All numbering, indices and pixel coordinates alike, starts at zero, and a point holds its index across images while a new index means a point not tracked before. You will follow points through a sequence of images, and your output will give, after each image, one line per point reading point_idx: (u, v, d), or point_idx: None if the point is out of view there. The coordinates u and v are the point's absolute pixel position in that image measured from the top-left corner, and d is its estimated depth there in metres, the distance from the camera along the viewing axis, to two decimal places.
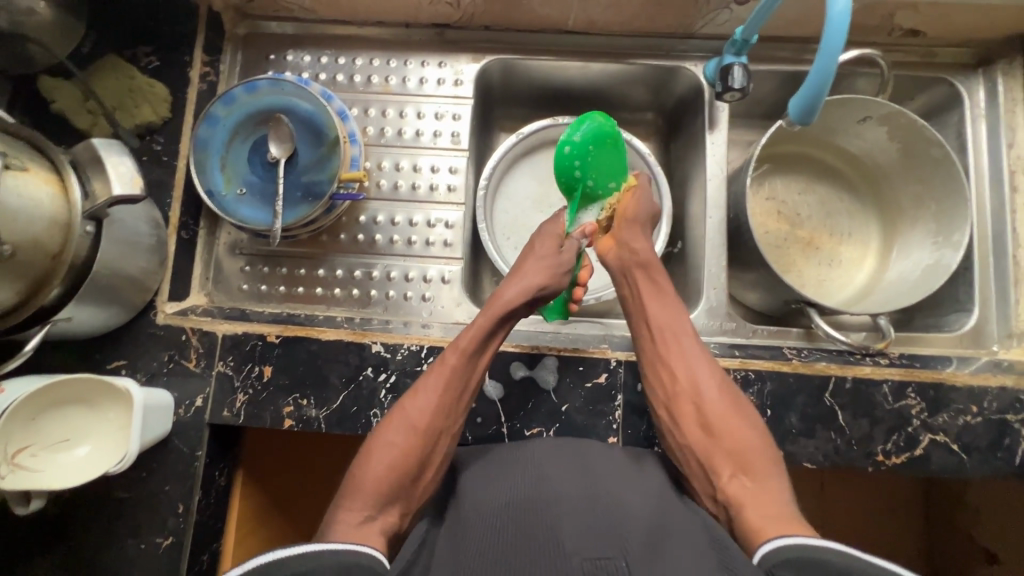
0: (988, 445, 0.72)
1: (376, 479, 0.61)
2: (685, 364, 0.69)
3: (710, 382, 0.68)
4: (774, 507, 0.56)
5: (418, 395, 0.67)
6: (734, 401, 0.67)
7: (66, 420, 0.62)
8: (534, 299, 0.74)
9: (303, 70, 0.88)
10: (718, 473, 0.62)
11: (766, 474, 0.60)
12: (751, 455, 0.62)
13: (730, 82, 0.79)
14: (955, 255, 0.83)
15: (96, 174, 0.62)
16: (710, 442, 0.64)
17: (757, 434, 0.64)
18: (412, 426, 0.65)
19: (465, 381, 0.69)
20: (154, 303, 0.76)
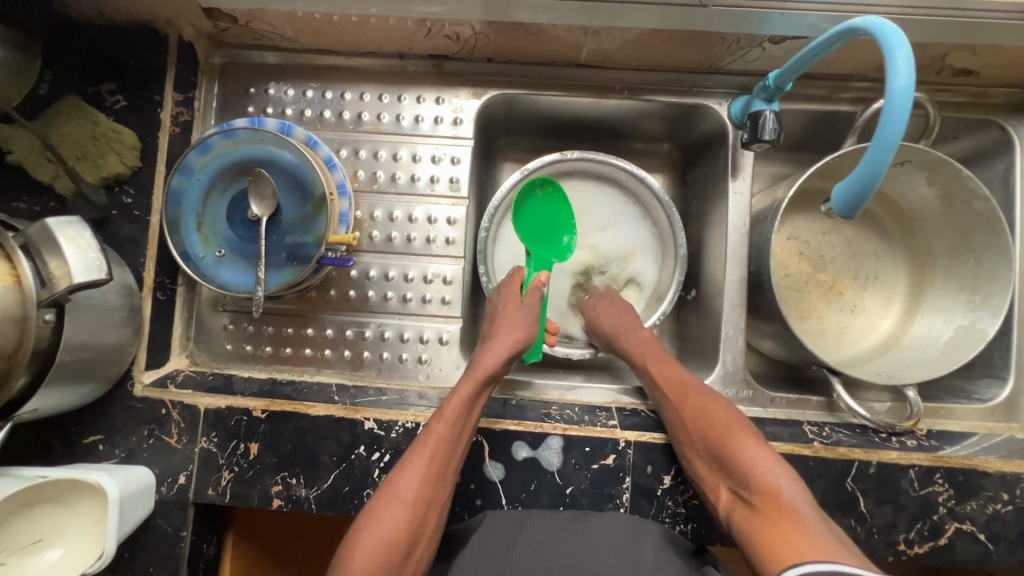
0: (1016, 535, 0.68)
1: (366, 560, 0.58)
2: (676, 397, 0.71)
3: (694, 408, 0.68)
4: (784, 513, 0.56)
5: (404, 469, 0.64)
6: (726, 414, 0.67)
7: (36, 521, 0.58)
8: (514, 355, 0.73)
9: (287, 106, 0.80)
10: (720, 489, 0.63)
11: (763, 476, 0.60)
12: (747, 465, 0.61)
13: (760, 132, 0.70)
14: (993, 322, 0.77)
15: (51, 254, 0.55)
16: (706, 464, 0.65)
17: (754, 442, 0.63)
18: (400, 502, 0.61)
19: (454, 448, 0.66)
20: (130, 373, 0.71)
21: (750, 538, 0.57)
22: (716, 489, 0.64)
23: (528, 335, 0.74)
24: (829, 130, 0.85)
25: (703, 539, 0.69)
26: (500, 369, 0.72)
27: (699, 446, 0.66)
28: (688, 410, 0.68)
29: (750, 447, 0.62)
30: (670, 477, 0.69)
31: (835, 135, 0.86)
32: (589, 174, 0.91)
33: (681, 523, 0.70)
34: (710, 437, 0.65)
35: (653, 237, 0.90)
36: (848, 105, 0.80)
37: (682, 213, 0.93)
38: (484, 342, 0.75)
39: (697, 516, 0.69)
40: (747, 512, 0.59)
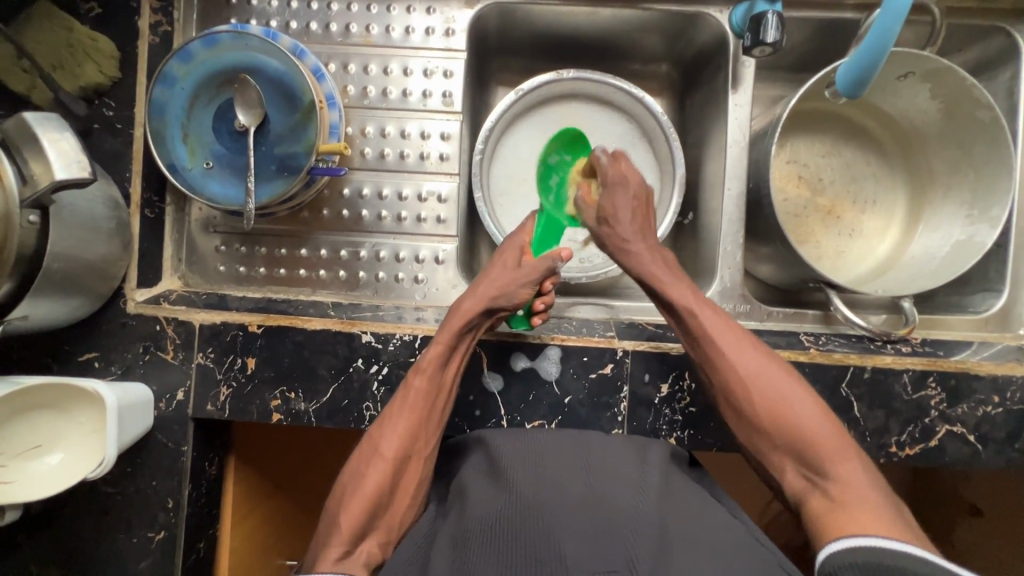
0: (1006, 436, 0.70)
1: (353, 514, 0.58)
2: (727, 356, 0.64)
3: (751, 372, 0.63)
4: (855, 500, 0.54)
5: (385, 424, 0.64)
6: (772, 377, 0.63)
7: (35, 426, 0.58)
8: (495, 308, 0.69)
9: (271, 17, 0.76)
10: (781, 467, 0.61)
11: (836, 460, 0.57)
12: (815, 444, 0.59)
13: (761, 34, 0.68)
14: (991, 233, 0.76)
15: (31, 153, 0.53)
16: (778, 449, 0.61)
17: (820, 420, 0.60)
18: (382, 458, 0.62)
19: (434, 400, 0.66)
20: (122, 291, 0.70)
21: (812, 515, 0.56)
22: (779, 468, 0.61)
23: (513, 290, 0.69)
24: (833, 41, 0.82)
25: (699, 445, 0.70)
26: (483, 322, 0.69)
27: (756, 422, 0.62)
28: (743, 377, 0.63)
29: (806, 417, 0.60)
30: (668, 385, 0.70)
31: (839, 48, 0.83)
32: (587, 95, 0.89)
33: (678, 431, 0.71)
34: (767, 413, 0.61)
35: (652, 161, 0.89)
36: (853, 12, 0.77)
37: (681, 134, 0.91)
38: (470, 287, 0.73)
39: (694, 423, 0.70)
40: (815, 496, 0.57)
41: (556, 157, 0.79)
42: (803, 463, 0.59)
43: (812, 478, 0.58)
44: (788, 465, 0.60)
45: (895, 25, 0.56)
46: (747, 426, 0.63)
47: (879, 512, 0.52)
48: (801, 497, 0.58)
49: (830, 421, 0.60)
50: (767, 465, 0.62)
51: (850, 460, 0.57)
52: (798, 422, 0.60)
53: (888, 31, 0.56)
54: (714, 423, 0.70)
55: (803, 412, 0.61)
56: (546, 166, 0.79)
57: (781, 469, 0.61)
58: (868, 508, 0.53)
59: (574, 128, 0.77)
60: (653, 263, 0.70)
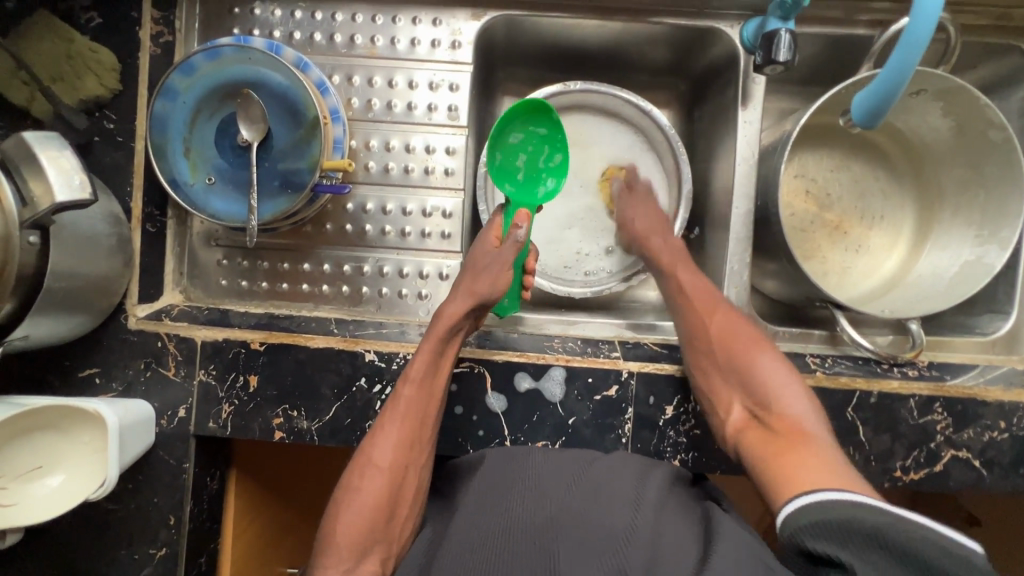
0: (1011, 461, 0.69)
1: (351, 532, 0.60)
2: (702, 310, 0.71)
3: (724, 328, 0.69)
4: (802, 438, 0.58)
5: (377, 435, 0.64)
6: (743, 332, 0.69)
7: (36, 448, 0.57)
8: (481, 310, 0.70)
9: (275, 28, 0.75)
10: (728, 408, 0.65)
11: (784, 401, 0.63)
12: (766, 387, 0.64)
13: (774, 53, 0.67)
14: (1000, 256, 0.76)
15: (31, 173, 0.52)
16: (734, 393, 0.65)
17: (775, 371, 0.65)
18: (376, 473, 0.62)
19: (427, 409, 0.65)
20: (123, 307, 0.69)
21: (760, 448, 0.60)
22: (727, 409, 0.65)
23: (493, 284, 0.69)
24: (845, 57, 0.81)
25: (703, 468, 0.70)
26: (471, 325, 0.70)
27: (717, 367, 0.67)
28: (712, 328, 0.69)
29: (769, 369, 0.65)
30: (673, 408, 0.69)
31: (851, 63, 0.82)
32: (594, 107, 0.87)
33: (682, 452, 0.71)
34: (731, 359, 0.67)
35: (658, 173, 0.88)
36: (866, 29, 0.76)
37: (688, 148, 0.90)
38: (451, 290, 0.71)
39: (698, 446, 0.70)
40: (761, 433, 0.61)
41: (519, 135, 0.73)
42: (753, 406, 0.64)
43: (757, 416, 0.63)
44: (736, 401, 0.65)
45: (912, 58, 0.55)
46: (708, 370, 0.68)
47: (822, 454, 0.55)
48: (741, 432, 0.63)
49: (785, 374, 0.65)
50: (717, 407, 0.66)
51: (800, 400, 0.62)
52: (759, 370, 0.65)
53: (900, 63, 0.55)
54: (718, 446, 0.70)
55: (763, 365, 0.65)
56: (508, 147, 0.73)
57: (728, 409, 0.65)
58: (818, 449, 0.56)
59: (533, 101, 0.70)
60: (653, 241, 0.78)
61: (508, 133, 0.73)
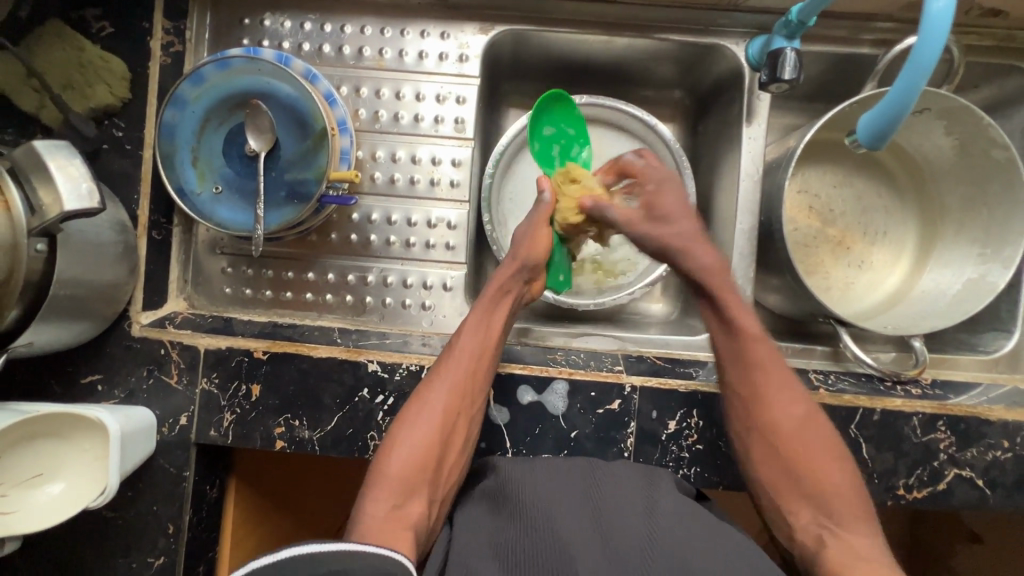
0: (1014, 481, 0.69)
1: (402, 469, 0.61)
2: (771, 394, 0.66)
3: (794, 422, 0.65)
4: (866, 551, 0.56)
5: (431, 385, 0.65)
6: (815, 435, 0.64)
7: (36, 455, 0.57)
8: (532, 269, 0.71)
9: (284, 39, 0.76)
10: (794, 511, 0.63)
11: (851, 518, 0.60)
12: (826, 489, 0.62)
13: (779, 71, 0.68)
14: (1004, 274, 0.76)
15: (41, 181, 0.53)
16: (792, 490, 0.63)
17: (845, 475, 0.62)
18: (431, 416, 0.63)
19: (479, 361, 0.67)
20: (127, 314, 0.69)
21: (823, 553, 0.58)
22: (794, 512, 0.63)
23: (534, 249, 0.70)
24: (849, 75, 0.82)
25: (705, 483, 0.70)
26: (520, 288, 0.71)
27: (785, 464, 0.64)
28: (785, 419, 0.65)
29: (832, 471, 0.62)
30: (675, 422, 0.69)
31: (855, 81, 0.83)
32: (599, 121, 0.88)
33: (684, 467, 0.70)
34: (793, 457, 0.64)
35: None
36: (870, 48, 0.77)
37: (692, 162, 0.90)
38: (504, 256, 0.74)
39: (700, 461, 0.69)
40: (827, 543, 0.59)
41: (552, 127, 0.75)
42: (820, 514, 0.61)
43: (825, 524, 0.61)
44: (805, 508, 0.62)
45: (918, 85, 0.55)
46: (775, 469, 0.64)
47: (886, 564, 0.55)
48: (806, 542, 0.61)
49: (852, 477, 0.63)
50: (783, 508, 0.64)
51: (861, 518, 0.60)
52: (823, 471, 0.63)
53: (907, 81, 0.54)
54: (720, 461, 0.69)
55: (824, 459, 0.63)
56: (547, 139, 0.74)
57: (796, 513, 0.63)
58: (874, 558, 0.55)
59: (558, 93, 0.72)
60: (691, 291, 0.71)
61: (543, 126, 0.74)
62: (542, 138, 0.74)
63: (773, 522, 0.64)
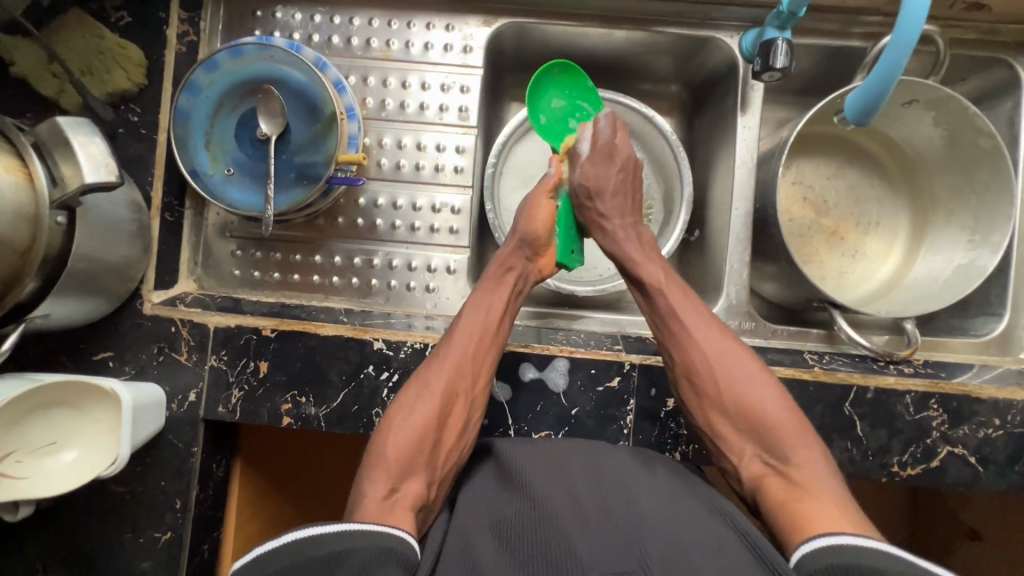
0: (1006, 458, 0.70)
1: (399, 448, 0.61)
2: (696, 336, 0.66)
3: (719, 357, 0.65)
4: (816, 483, 0.57)
5: (432, 365, 0.67)
6: (743, 370, 0.65)
7: (50, 424, 0.58)
8: (532, 250, 0.73)
9: (295, 30, 0.79)
10: (740, 453, 0.63)
11: (794, 446, 0.60)
12: (765, 424, 0.62)
13: (771, 60, 0.71)
14: (993, 258, 0.78)
15: (63, 156, 0.55)
16: (728, 425, 0.64)
17: (784, 408, 0.62)
18: (431, 395, 0.64)
19: (481, 339, 0.68)
20: (140, 292, 0.71)
21: (772, 499, 0.58)
22: (739, 454, 0.63)
23: (535, 224, 0.73)
24: (840, 68, 0.84)
25: (703, 460, 0.71)
26: (523, 266, 0.73)
27: (722, 406, 0.64)
28: (712, 361, 0.65)
29: (769, 405, 0.63)
30: (674, 400, 0.71)
31: (845, 74, 0.85)
32: None
33: (683, 445, 0.72)
34: (729, 396, 0.64)
35: (661, 177, 0.91)
36: (859, 41, 0.80)
37: (688, 152, 0.93)
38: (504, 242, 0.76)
39: (698, 438, 0.71)
40: (777, 483, 0.59)
41: (559, 100, 0.77)
42: (763, 451, 0.62)
43: (773, 464, 0.61)
44: (748, 451, 0.63)
45: (896, 66, 0.58)
46: (713, 412, 0.65)
47: (836, 497, 0.55)
48: (759, 482, 0.61)
49: (789, 406, 0.63)
50: (727, 451, 0.64)
51: (807, 447, 0.60)
52: (758, 405, 0.63)
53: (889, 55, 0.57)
54: None
55: (759, 394, 0.63)
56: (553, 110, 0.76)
57: (741, 454, 0.63)
58: (825, 493, 0.56)
59: (560, 63, 0.75)
60: (630, 243, 0.72)
61: (547, 97, 0.76)
62: (548, 109, 0.76)
63: (724, 467, 0.65)
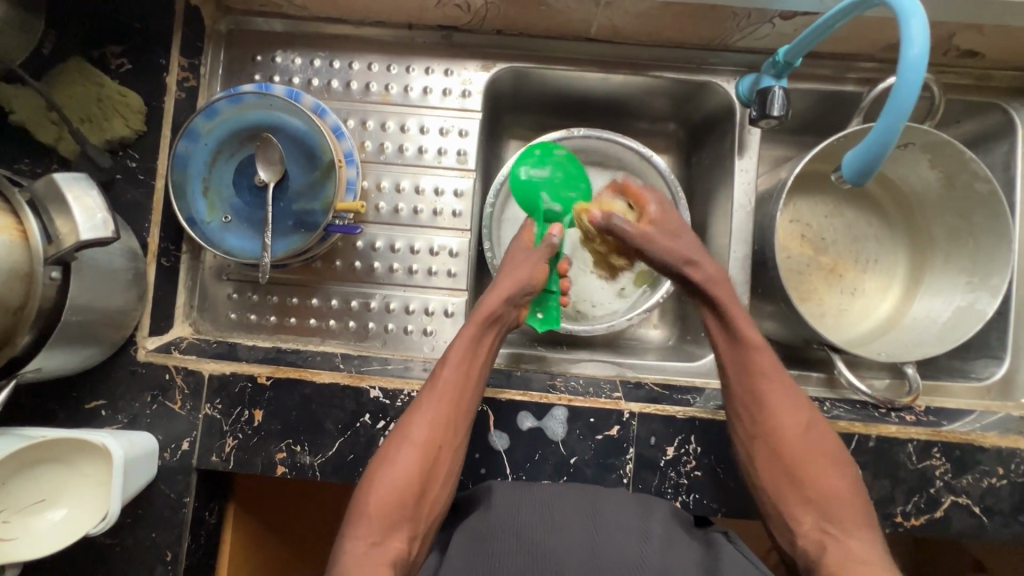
0: (1010, 508, 0.69)
1: (380, 503, 0.61)
2: (768, 412, 0.69)
3: (797, 429, 0.68)
4: (871, 555, 0.58)
5: (414, 414, 0.66)
6: (820, 442, 0.67)
7: (38, 482, 0.57)
8: (519, 297, 0.73)
9: (294, 74, 0.79)
10: (799, 519, 0.64)
11: (855, 524, 0.61)
12: (836, 498, 0.63)
13: (768, 107, 0.71)
14: (991, 303, 0.78)
15: (57, 211, 0.54)
16: (792, 491, 0.65)
17: (845, 480, 0.64)
18: (412, 446, 0.64)
19: (462, 389, 0.68)
20: (134, 339, 0.70)
21: (825, 562, 0.59)
22: (797, 519, 0.65)
23: (530, 275, 0.73)
24: (836, 111, 0.85)
25: (704, 510, 0.70)
26: (510, 311, 0.73)
27: (788, 472, 0.66)
28: (783, 438, 0.67)
29: (839, 482, 0.64)
30: (673, 448, 0.70)
31: (840, 117, 0.86)
32: (597, 154, 0.90)
33: (683, 494, 0.71)
34: (795, 464, 0.66)
35: None
36: (854, 86, 0.81)
37: (686, 191, 0.93)
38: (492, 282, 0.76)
39: (699, 488, 0.70)
40: (831, 547, 0.60)
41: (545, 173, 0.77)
42: (824, 521, 0.63)
43: (829, 531, 0.62)
44: (807, 517, 0.64)
45: (898, 122, 0.56)
46: (777, 475, 0.66)
47: (882, 561, 0.57)
48: (810, 546, 0.62)
49: (852, 481, 0.65)
50: (787, 517, 0.65)
51: (867, 526, 0.61)
52: (826, 478, 0.64)
53: (899, 128, 0.56)
54: (718, 488, 0.70)
55: (839, 478, 0.64)
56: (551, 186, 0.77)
57: (799, 520, 0.65)
58: (876, 562, 0.57)
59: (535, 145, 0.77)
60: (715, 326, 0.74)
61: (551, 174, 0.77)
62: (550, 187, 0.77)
63: (776, 529, 0.66)
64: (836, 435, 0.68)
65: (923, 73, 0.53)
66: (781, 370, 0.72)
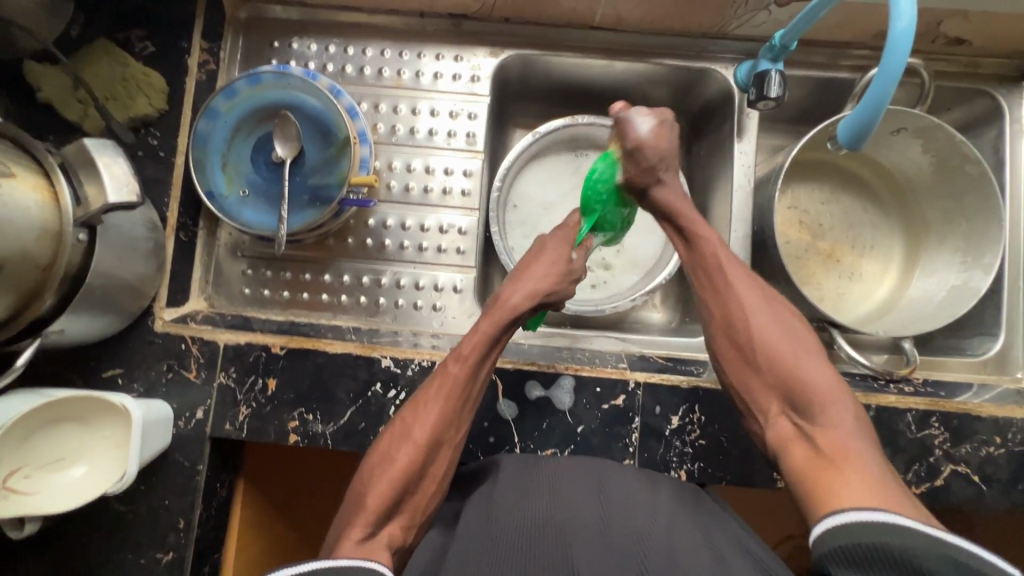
0: (1009, 476, 0.71)
1: (379, 493, 0.57)
2: (726, 294, 0.68)
3: (751, 311, 0.66)
4: (849, 449, 0.54)
5: (419, 407, 0.64)
6: (778, 330, 0.64)
7: (58, 440, 0.59)
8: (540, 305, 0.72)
9: (310, 60, 0.82)
10: (769, 413, 0.62)
11: (828, 408, 0.58)
12: (806, 388, 0.60)
13: (766, 89, 0.74)
14: (985, 280, 0.80)
15: (88, 176, 0.56)
16: (759, 382, 0.63)
17: (823, 369, 0.61)
18: (416, 439, 0.61)
19: (471, 387, 0.66)
20: (151, 310, 0.72)
21: (794, 461, 0.57)
22: (769, 415, 0.62)
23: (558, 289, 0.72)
24: (831, 99, 0.88)
25: (709, 479, 0.71)
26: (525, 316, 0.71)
27: (751, 361, 0.64)
28: (747, 317, 0.66)
29: (815, 372, 0.60)
30: (678, 418, 0.71)
31: (835, 105, 0.89)
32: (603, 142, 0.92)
33: (688, 463, 0.72)
34: (763, 349, 0.64)
35: None
36: (848, 73, 0.84)
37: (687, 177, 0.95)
38: (507, 282, 0.74)
39: (704, 456, 0.71)
40: (804, 449, 0.57)
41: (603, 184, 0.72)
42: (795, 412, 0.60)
43: (800, 424, 0.59)
44: (778, 409, 0.62)
45: (890, 87, 0.59)
46: (737, 365, 0.65)
47: (864, 464, 0.53)
48: (785, 443, 0.59)
49: (830, 371, 0.61)
50: (757, 412, 0.63)
51: (843, 410, 0.57)
52: (798, 366, 0.61)
53: (891, 92, 0.59)
54: (723, 456, 0.71)
55: (811, 368, 0.61)
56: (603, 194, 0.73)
57: (769, 414, 0.62)
58: (857, 458, 0.53)
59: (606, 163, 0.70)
60: (664, 214, 0.72)
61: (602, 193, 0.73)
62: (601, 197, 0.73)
63: (754, 427, 0.64)
64: (799, 318, 0.66)
65: (912, 37, 0.56)
66: (739, 262, 0.70)
